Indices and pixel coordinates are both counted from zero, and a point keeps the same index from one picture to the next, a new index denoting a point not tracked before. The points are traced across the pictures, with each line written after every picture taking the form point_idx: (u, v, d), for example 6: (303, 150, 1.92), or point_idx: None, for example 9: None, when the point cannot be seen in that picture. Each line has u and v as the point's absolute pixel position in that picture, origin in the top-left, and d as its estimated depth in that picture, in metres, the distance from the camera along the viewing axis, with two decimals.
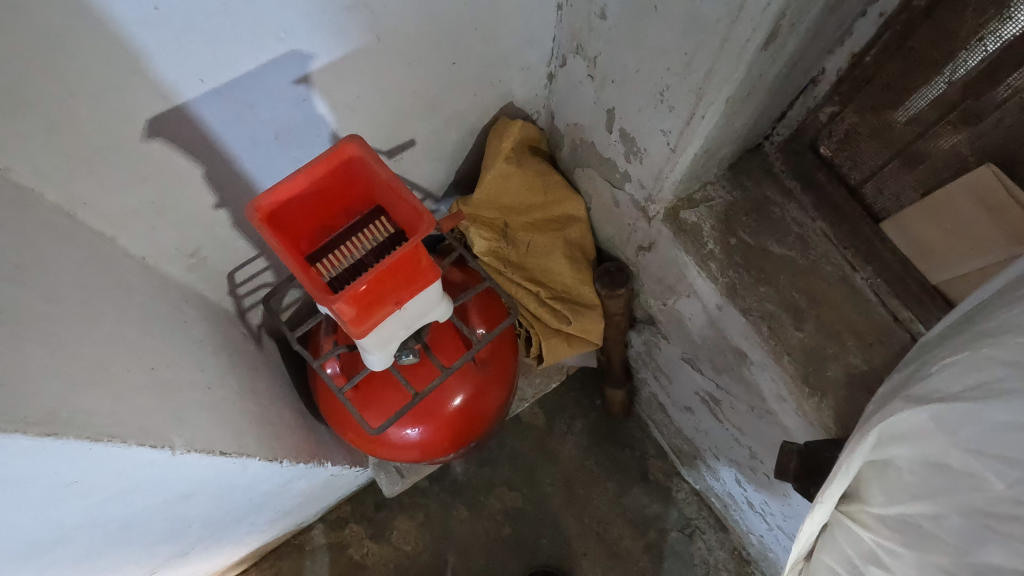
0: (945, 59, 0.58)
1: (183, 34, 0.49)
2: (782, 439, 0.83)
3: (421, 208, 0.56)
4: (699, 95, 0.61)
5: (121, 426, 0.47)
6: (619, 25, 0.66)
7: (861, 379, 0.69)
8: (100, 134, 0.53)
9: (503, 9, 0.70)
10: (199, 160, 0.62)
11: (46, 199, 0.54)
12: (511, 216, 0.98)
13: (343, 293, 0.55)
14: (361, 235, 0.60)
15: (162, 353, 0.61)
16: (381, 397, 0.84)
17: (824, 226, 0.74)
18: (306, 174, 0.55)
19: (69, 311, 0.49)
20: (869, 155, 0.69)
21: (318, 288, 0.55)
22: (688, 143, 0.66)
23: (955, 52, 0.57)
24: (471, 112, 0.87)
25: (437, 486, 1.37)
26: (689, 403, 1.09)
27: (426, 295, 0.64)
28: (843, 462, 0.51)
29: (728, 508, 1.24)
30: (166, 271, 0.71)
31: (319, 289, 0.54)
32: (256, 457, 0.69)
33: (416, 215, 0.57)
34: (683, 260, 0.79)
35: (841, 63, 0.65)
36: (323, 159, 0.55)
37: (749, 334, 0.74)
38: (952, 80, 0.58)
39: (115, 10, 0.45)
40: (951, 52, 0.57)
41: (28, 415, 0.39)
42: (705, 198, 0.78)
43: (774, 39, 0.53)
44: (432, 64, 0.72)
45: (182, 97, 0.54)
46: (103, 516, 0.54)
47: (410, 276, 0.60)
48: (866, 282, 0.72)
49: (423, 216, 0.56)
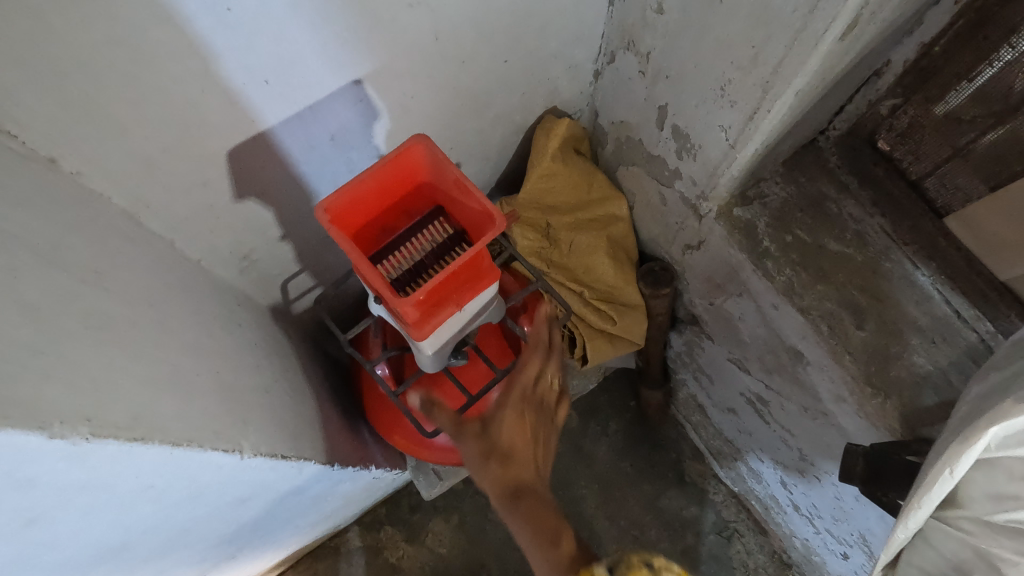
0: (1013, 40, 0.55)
1: (254, 35, 0.49)
2: (839, 441, 0.81)
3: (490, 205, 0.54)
4: (765, 89, 0.59)
5: (197, 431, 0.46)
6: (678, 20, 0.64)
7: (929, 382, 0.66)
8: (166, 136, 0.52)
9: (558, 4, 0.69)
10: (254, 161, 0.61)
11: (113, 203, 0.54)
12: (554, 215, 0.97)
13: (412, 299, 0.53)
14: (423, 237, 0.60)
15: (224, 357, 0.60)
16: (429, 399, 0.84)
17: (883, 222, 0.71)
18: (376, 176, 0.55)
19: (142, 314, 0.48)
20: (932, 149, 0.67)
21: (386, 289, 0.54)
22: (749, 139, 0.64)
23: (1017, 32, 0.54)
24: (518, 111, 0.86)
25: (472, 488, 1.36)
26: (732, 404, 1.08)
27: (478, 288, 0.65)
28: (944, 464, 0.47)
29: (769, 511, 1.22)
30: (221, 275, 0.71)
31: (387, 291, 0.54)
32: (312, 460, 0.69)
33: (485, 214, 0.56)
34: (737, 258, 0.77)
35: (909, 55, 0.63)
36: (391, 161, 0.55)
37: (807, 333, 0.72)
38: (1017, 62, 0.55)
39: (190, 11, 0.44)
40: (1014, 32, 0.55)
41: (118, 420, 0.38)
42: (759, 195, 0.76)
43: (853, 29, 0.51)
44: (484, 63, 0.71)
45: (248, 99, 0.54)
46: (170, 519, 0.53)
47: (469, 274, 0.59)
48: (929, 281, 0.68)
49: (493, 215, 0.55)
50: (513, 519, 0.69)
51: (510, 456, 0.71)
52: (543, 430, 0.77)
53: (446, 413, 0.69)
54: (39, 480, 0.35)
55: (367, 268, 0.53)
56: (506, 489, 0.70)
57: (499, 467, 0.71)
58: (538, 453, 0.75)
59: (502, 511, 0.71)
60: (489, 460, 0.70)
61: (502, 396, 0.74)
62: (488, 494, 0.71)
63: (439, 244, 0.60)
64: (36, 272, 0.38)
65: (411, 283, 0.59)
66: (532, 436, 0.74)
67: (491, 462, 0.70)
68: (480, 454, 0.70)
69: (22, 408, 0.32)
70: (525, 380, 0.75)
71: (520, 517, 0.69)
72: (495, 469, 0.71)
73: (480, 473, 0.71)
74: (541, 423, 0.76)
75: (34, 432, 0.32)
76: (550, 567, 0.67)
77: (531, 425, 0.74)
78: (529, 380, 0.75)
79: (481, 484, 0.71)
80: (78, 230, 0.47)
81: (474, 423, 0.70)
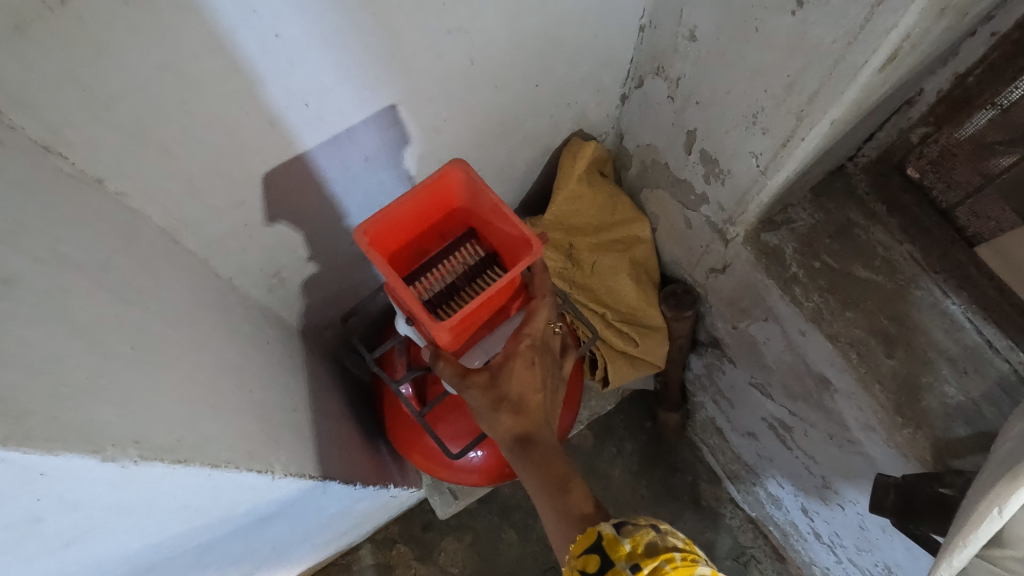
0: None
1: (297, 59, 0.50)
2: (866, 470, 0.79)
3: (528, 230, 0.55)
4: (800, 117, 0.59)
5: (233, 452, 0.46)
6: (710, 48, 0.65)
7: (960, 412, 0.65)
8: (208, 157, 0.53)
9: (590, 30, 0.70)
10: (289, 180, 0.62)
11: (154, 222, 0.54)
12: (577, 236, 0.97)
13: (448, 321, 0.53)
14: (454, 259, 0.61)
15: (254, 374, 0.60)
16: (450, 419, 0.83)
17: (913, 250, 0.70)
18: (412, 198, 0.55)
19: (180, 333, 0.49)
20: (964, 176, 0.66)
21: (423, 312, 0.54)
22: (782, 166, 0.64)
23: None
24: (546, 133, 0.87)
25: (486, 507, 1.35)
26: (752, 429, 1.06)
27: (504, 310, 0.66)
28: (991, 503, 0.45)
29: (788, 538, 1.20)
30: (251, 292, 0.71)
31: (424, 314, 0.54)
32: (337, 479, 0.69)
33: (522, 239, 0.57)
34: (764, 283, 0.77)
35: (942, 84, 0.61)
36: (428, 183, 0.55)
37: (836, 360, 0.71)
38: None
39: (241, 38, 0.45)
40: None
41: (162, 442, 0.38)
42: (787, 220, 0.76)
43: (893, 61, 0.51)
44: (516, 87, 0.72)
45: (288, 122, 0.55)
46: (197, 538, 0.53)
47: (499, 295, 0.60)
48: (960, 310, 0.67)
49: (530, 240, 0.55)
50: (529, 478, 0.60)
51: (521, 405, 0.62)
52: (551, 376, 0.67)
53: (451, 366, 0.62)
54: (84, 502, 0.35)
55: (404, 289, 0.53)
56: (518, 437, 0.61)
57: (510, 416, 0.62)
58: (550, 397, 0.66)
59: (513, 465, 0.61)
60: (499, 406, 0.61)
61: (508, 339, 0.64)
62: (498, 445, 0.62)
63: (471, 265, 0.61)
64: (86, 294, 0.39)
65: (443, 305, 0.60)
66: (546, 382, 0.65)
67: (501, 410, 0.61)
68: (489, 401, 0.62)
69: (77, 432, 0.32)
70: (534, 329, 0.63)
71: (534, 468, 0.59)
72: (505, 416, 0.61)
73: (488, 424, 0.62)
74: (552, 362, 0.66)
75: (88, 455, 0.32)
76: (558, 513, 0.57)
77: (543, 368, 0.64)
78: (539, 328, 0.64)
79: (491, 435, 0.62)
80: (121, 249, 0.47)
81: (482, 371, 0.63)
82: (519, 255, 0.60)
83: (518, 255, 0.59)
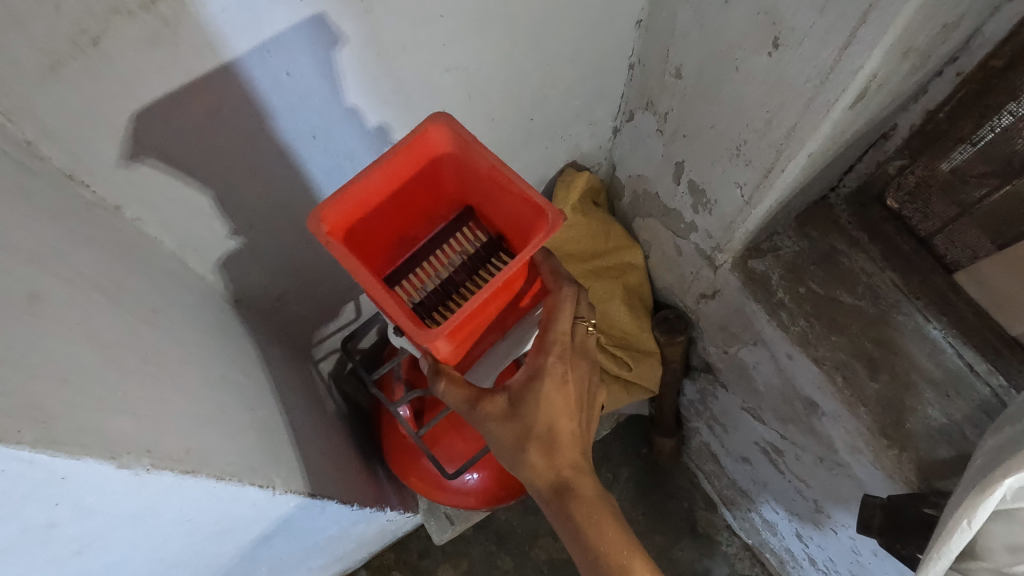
0: (1012, 101, 0.56)
1: (306, 93, 0.54)
2: (855, 492, 0.80)
3: (533, 193, 0.53)
4: (780, 150, 0.62)
5: (238, 467, 0.48)
6: (695, 85, 0.69)
7: (942, 434, 0.66)
8: (216, 183, 0.56)
9: (580, 68, 0.74)
10: (290, 204, 0.65)
11: (166, 248, 0.59)
12: (571, 263, 1.01)
13: (445, 324, 0.52)
14: (452, 247, 0.64)
15: (257, 393, 0.62)
16: (447, 440, 0.85)
17: (894, 275, 0.72)
18: (382, 171, 0.53)
19: (190, 352, 0.51)
20: (939, 207, 0.67)
21: (411, 319, 0.52)
22: (765, 195, 0.68)
23: (1016, 95, 0.55)
24: (540, 164, 0.91)
25: (482, 534, 1.35)
26: (746, 454, 1.07)
27: (519, 309, 0.67)
28: (961, 515, 0.48)
29: (784, 564, 1.20)
30: (254, 314, 0.75)
31: (414, 322, 0.51)
32: (334, 499, 0.69)
33: (525, 215, 0.56)
34: (752, 307, 0.79)
35: (914, 120, 0.64)
36: (401, 151, 0.53)
37: (822, 383, 0.73)
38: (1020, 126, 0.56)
39: (254, 73, 0.49)
40: (1011, 95, 0.56)
41: (173, 453, 0.40)
42: (772, 248, 0.78)
43: (863, 99, 0.54)
44: (511, 121, 0.75)
45: (296, 151, 0.59)
46: (197, 554, 0.54)
47: (505, 289, 0.61)
48: (941, 334, 0.69)
49: (538, 206, 0.54)
50: (562, 523, 0.62)
51: (551, 440, 0.63)
52: (588, 393, 0.67)
53: (459, 389, 0.62)
54: (98, 510, 0.37)
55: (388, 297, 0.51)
56: (549, 480, 0.63)
57: (540, 456, 0.62)
58: (582, 425, 0.66)
59: (545, 506, 0.64)
60: (526, 445, 0.62)
61: (532, 352, 0.64)
62: (529, 486, 0.64)
63: (471, 251, 0.63)
64: (105, 313, 0.42)
65: (441, 300, 0.62)
66: (579, 405, 0.65)
67: (530, 448, 0.62)
68: (515, 438, 0.62)
69: (95, 439, 0.34)
70: (560, 337, 0.63)
71: (567, 518, 0.62)
72: (535, 456, 0.62)
73: (519, 463, 0.63)
74: (583, 377, 0.65)
75: (106, 460, 0.34)
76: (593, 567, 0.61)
77: (576, 384, 0.64)
78: (564, 334, 0.63)
79: (522, 477, 0.63)
80: (133, 271, 0.50)
81: (499, 399, 0.62)
82: (517, 234, 0.60)
83: (518, 233, 0.59)
